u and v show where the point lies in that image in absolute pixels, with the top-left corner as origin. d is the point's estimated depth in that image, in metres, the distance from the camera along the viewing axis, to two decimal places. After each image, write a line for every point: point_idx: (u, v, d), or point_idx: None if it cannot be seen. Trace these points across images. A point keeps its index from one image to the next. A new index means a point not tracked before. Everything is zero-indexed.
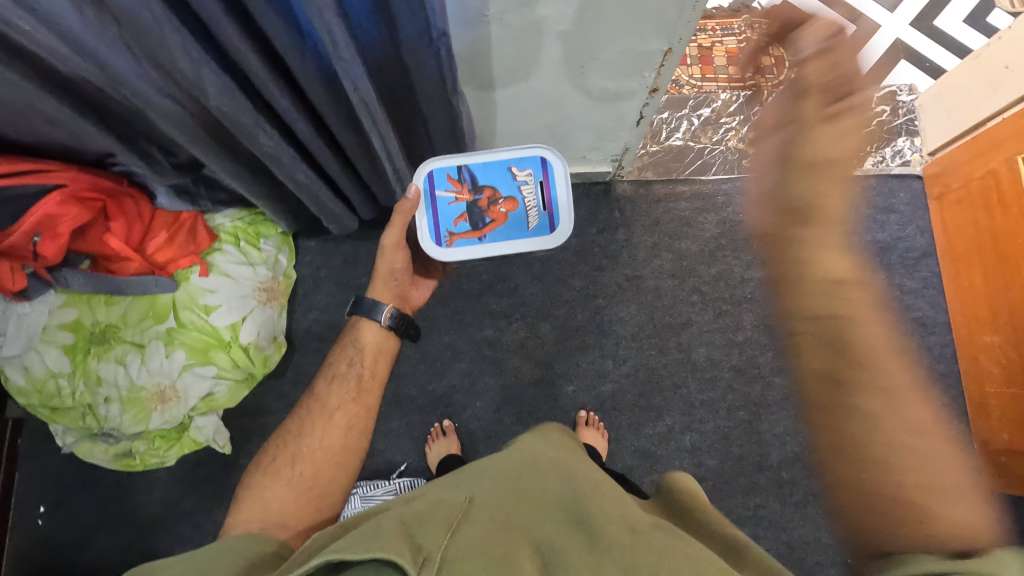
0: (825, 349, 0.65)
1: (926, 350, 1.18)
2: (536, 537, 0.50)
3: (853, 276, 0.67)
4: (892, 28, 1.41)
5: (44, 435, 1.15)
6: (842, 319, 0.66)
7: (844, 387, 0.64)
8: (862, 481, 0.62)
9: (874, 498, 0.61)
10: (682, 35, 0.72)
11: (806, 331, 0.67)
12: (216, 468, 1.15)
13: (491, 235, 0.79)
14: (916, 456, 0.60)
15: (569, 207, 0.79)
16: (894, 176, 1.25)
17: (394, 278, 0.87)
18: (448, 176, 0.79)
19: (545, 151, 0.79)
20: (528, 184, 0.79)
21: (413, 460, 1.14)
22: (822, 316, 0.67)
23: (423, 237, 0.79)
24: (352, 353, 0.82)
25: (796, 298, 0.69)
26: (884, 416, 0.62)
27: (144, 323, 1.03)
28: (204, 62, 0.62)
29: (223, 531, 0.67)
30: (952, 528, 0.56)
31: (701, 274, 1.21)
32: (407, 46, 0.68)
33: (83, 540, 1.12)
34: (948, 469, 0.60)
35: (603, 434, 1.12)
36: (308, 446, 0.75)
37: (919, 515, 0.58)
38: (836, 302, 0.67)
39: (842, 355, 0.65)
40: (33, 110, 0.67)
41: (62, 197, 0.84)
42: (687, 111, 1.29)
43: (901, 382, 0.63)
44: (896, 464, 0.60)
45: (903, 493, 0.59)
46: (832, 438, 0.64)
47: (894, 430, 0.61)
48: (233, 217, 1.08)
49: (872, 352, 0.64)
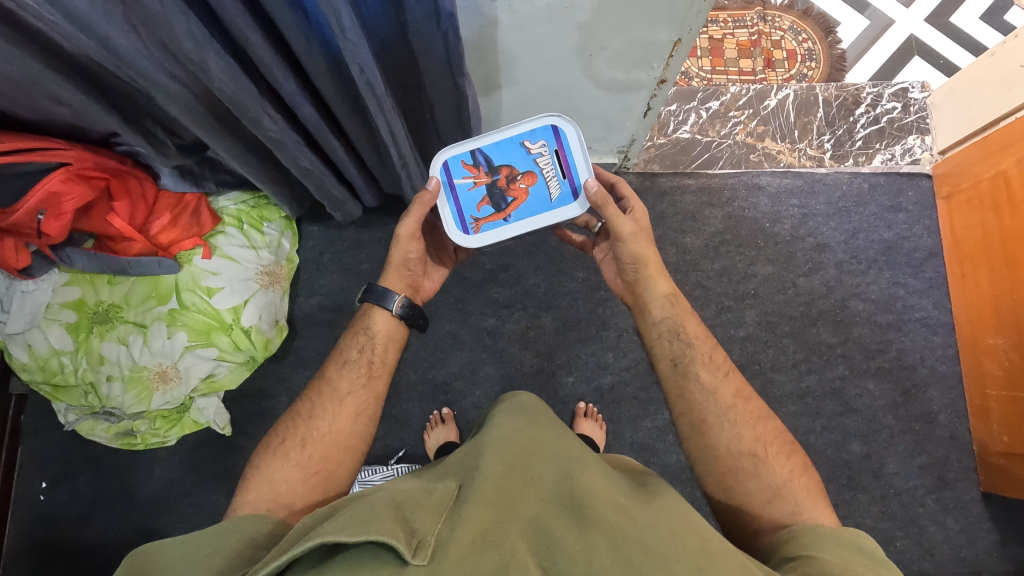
0: (673, 354, 0.77)
1: (928, 350, 1.17)
2: (525, 514, 0.50)
3: (674, 294, 0.80)
4: (907, 24, 1.39)
5: (47, 412, 1.16)
6: (676, 325, 0.78)
7: (689, 383, 0.74)
8: (721, 467, 0.70)
9: (734, 481, 0.69)
10: (692, 26, 0.71)
11: (660, 344, 0.78)
12: (215, 449, 1.16)
13: (516, 212, 0.78)
14: (758, 436, 0.71)
15: (588, 168, 0.78)
16: (904, 174, 1.24)
17: (408, 268, 0.83)
18: (463, 163, 0.79)
19: (555, 119, 0.77)
20: (543, 155, 0.78)
21: (412, 446, 1.15)
22: (664, 327, 0.78)
23: (449, 228, 0.79)
24: (363, 340, 0.80)
25: (647, 317, 0.80)
26: (742, 430, 0.71)
27: (147, 303, 1.04)
28: (209, 43, 0.61)
29: (231, 510, 0.68)
30: (796, 493, 0.67)
31: (705, 268, 1.20)
32: (414, 29, 0.67)
33: (83, 515, 1.13)
34: (782, 444, 0.71)
35: (601, 426, 1.13)
36: (318, 430, 0.73)
37: (769, 488, 0.68)
38: (674, 311, 0.79)
39: (680, 356, 0.76)
40: (37, 87, 0.67)
41: (67, 175, 0.84)
42: (695, 104, 1.28)
43: (732, 373, 0.76)
44: (745, 441, 0.70)
45: (757, 469, 0.69)
46: (697, 440, 0.72)
47: (736, 413, 0.72)
48: (237, 200, 1.08)
49: (702, 349, 0.76)
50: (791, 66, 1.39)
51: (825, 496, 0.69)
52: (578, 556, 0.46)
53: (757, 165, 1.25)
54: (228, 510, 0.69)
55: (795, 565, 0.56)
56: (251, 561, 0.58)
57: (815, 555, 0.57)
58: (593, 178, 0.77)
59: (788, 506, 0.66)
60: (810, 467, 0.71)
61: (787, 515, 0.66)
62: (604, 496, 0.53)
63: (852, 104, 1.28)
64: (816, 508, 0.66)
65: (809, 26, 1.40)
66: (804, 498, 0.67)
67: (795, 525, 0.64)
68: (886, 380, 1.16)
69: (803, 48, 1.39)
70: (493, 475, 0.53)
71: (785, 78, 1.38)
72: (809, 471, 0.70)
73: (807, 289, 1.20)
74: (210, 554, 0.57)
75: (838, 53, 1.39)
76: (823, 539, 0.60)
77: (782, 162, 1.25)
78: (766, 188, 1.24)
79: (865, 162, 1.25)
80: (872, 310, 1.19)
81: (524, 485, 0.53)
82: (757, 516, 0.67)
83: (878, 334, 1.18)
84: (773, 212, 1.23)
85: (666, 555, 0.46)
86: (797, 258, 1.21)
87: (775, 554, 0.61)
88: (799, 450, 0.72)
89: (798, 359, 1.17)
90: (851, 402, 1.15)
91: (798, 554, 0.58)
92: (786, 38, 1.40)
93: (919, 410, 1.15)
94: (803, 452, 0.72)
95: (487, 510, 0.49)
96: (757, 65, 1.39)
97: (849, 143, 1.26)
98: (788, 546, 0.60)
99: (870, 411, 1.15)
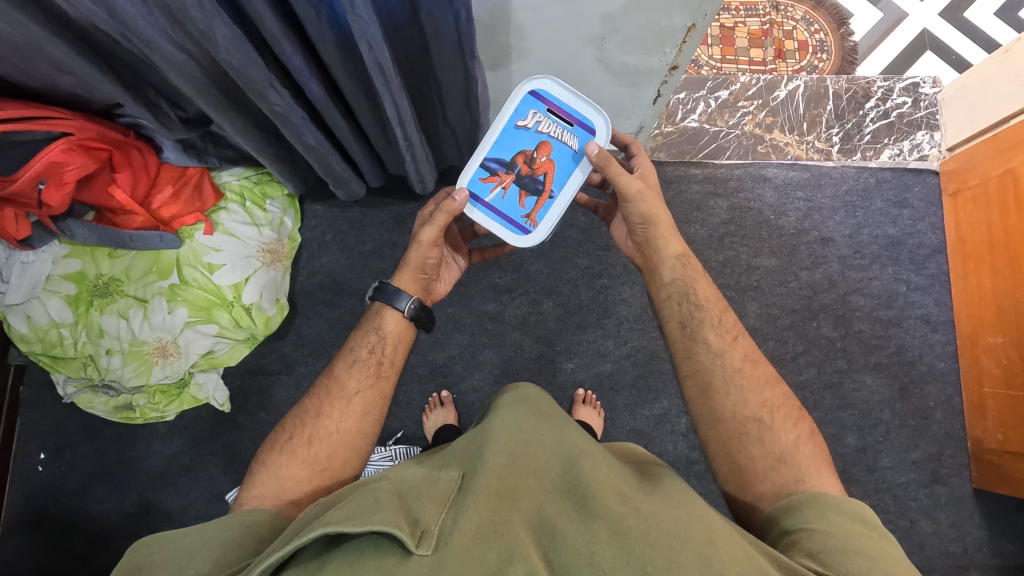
0: (682, 316, 0.77)
1: (927, 347, 1.18)
2: (529, 505, 0.50)
3: (685, 254, 0.80)
4: (921, 18, 1.37)
5: (46, 384, 1.16)
6: (686, 286, 0.78)
7: (697, 346, 0.75)
8: (726, 431, 0.70)
9: (738, 446, 0.69)
10: (707, 11, 0.70)
11: (669, 305, 0.79)
12: (213, 426, 1.16)
13: (555, 183, 0.81)
14: (765, 401, 0.71)
15: (586, 102, 0.79)
16: (911, 170, 1.24)
17: (424, 271, 0.83)
18: (482, 180, 0.80)
19: (531, 85, 0.78)
20: (541, 121, 0.79)
21: (410, 428, 1.15)
22: (674, 288, 0.79)
23: (512, 237, 0.81)
24: (373, 340, 0.79)
25: (657, 278, 0.81)
26: (749, 398, 0.71)
27: (147, 278, 1.03)
28: (216, 13, 0.60)
29: (237, 504, 0.68)
30: (801, 460, 0.67)
31: (709, 258, 1.20)
32: (426, 6, 0.66)
33: (82, 487, 1.14)
34: (789, 410, 0.71)
35: (599, 413, 1.13)
36: (325, 427, 0.73)
37: (773, 454, 0.67)
38: (684, 272, 0.79)
39: (689, 318, 0.76)
40: (39, 52, 0.65)
41: (68, 145, 0.83)
42: (705, 93, 1.27)
43: (742, 337, 0.76)
44: (750, 406, 0.70)
45: (762, 435, 0.68)
46: (703, 403, 0.72)
47: (743, 376, 0.72)
48: (239, 176, 1.07)
49: (711, 311, 0.77)
50: (802, 57, 1.37)
51: (831, 464, 0.68)
52: (580, 548, 0.46)
53: (764, 156, 1.24)
54: (234, 503, 0.69)
55: (795, 539, 0.57)
56: (256, 552, 0.58)
57: (813, 528, 0.57)
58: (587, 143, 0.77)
59: (792, 472, 0.66)
60: (816, 434, 0.71)
61: (791, 481, 0.65)
62: (608, 486, 0.53)
63: (862, 98, 1.27)
64: (821, 475, 0.65)
65: (821, 17, 1.39)
66: (808, 465, 0.66)
67: (799, 493, 0.63)
68: (885, 375, 1.17)
69: (815, 39, 1.38)
70: (495, 466, 0.53)
71: (795, 69, 1.37)
72: (815, 439, 0.70)
73: (809, 282, 1.19)
74: (214, 546, 0.58)
75: (850, 45, 1.38)
76: (823, 510, 0.60)
77: (789, 154, 1.24)
78: (772, 179, 1.23)
79: (873, 157, 1.24)
80: (873, 306, 1.19)
81: (527, 476, 0.53)
82: (758, 483, 0.66)
83: (878, 329, 1.18)
84: (778, 204, 1.22)
85: (669, 545, 0.46)
86: (800, 251, 1.21)
87: (774, 527, 0.62)
88: (807, 416, 0.71)
89: (797, 352, 1.17)
90: (848, 395, 1.16)
91: (798, 528, 0.59)
92: (797, 28, 1.39)
93: (916, 406, 1.16)
94: (810, 418, 0.72)
95: (489, 501, 0.49)
96: (768, 55, 1.38)
97: (858, 137, 1.25)
98: (788, 518, 0.61)
99: (867, 406, 1.16)
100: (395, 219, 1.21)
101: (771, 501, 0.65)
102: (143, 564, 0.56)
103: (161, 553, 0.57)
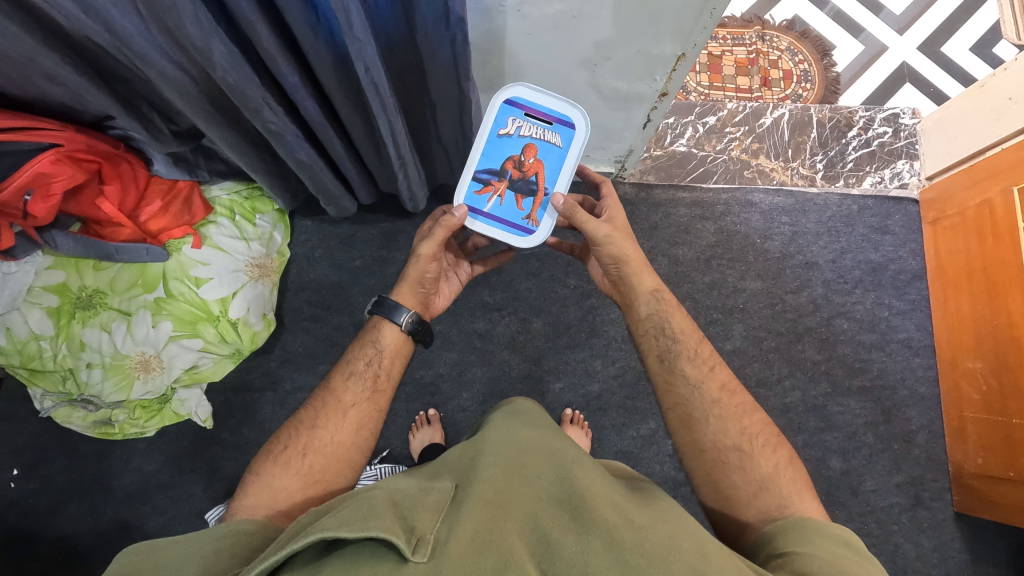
0: (660, 350, 0.78)
1: (909, 371, 1.20)
2: (523, 514, 0.50)
3: (658, 289, 0.81)
4: (900, 51, 1.42)
5: (23, 397, 1.14)
6: (661, 321, 0.79)
7: (676, 378, 0.75)
8: (708, 462, 0.70)
9: (722, 474, 0.69)
10: (697, 41, 0.71)
11: (646, 340, 0.79)
12: (194, 442, 1.14)
13: (547, 180, 0.81)
14: (744, 429, 0.71)
15: (560, 99, 0.80)
16: (892, 198, 1.27)
17: (422, 286, 0.83)
18: (476, 193, 0.81)
19: (506, 94, 0.79)
20: (522, 126, 0.80)
21: (396, 446, 1.15)
22: (650, 323, 0.79)
23: (517, 240, 0.82)
24: (370, 353, 0.79)
25: (633, 314, 0.82)
26: (730, 426, 0.71)
27: (132, 291, 1.02)
28: (214, 31, 0.60)
29: (228, 513, 0.67)
30: (782, 486, 0.67)
31: (696, 281, 1.22)
32: (424, 30, 0.67)
33: (56, 504, 1.11)
34: (768, 437, 0.72)
35: (586, 433, 1.13)
36: (320, 439, 0.72)
37: (755, 481, 0.68)
38: (659, 308, 0.80)
39: (667, 351, 0.77)
40: (33, 64, 0.65)
41: (57, 156, 0.82)
42: (693, 118, 1.29)
43: (719, 367, 0.77)
44: (731, 435, 0.71)
45: (743, 463, 0.69)
46: (684, 434, 0.72)
47: (721, 407, 0.73)
48: (229, 190, 1.07)
49: (688, 343, 0.77)
50: (786, 85, 1.41)
51: (812, 488, 0.68)
52: (575, 558, 0.45)
53: (750, 181, 1.26)
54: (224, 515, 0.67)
55: (782, 562, 0.57)
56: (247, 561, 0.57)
57: (801, 551, 0.57)
58: (554, 195, 0.79)
59: (774, 499, 0.66)
60: (796, 460, 0.71)
61: (774, 507, 0.65)
62: (602, 497, 0.53)
63: (845, 126, 1.31)
64: (802, 501, 0.66)
65: (805, 48, 1.43)
66: (790, 491, 0.67)
67: (782, 519, 0.64)
68: (868, 398, 1.18)
69: (799, 69, 1.42)
70: (489, 477, 0.53)
71: (780, 97, 1.40)
72: (795, 465, 0.70)
73: (794, 306, 1.21)
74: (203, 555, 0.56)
75: (833, 75, 1.42)
76: (810, 535, 0.60)
77: (775, 180, 1.27)
78: (759, 204, 1.25)
79: (855, 184, 1.27)
80: (856, 329, 1.21)
81: (522, 485, 0.53)
82: (743, 509, 0.67)
83: (862, 352, 1.20)
84: (764, 228, 1.24)
85: (662, 556, 0.46)
86: (785, 275, 1.23)
87: (763, 550, 0.61)
88: (785, 443, 0.72)
89: (783, 375, 1.19)
90: (832, 419, 1.17)
91: (785, 551, 0.58)
92: (783, 58, 1.43)
93: (898, 430, 1.17)
94: (790, 445, 0.72)
95: (485, 510, 0.49)
96: (754, 83, 1.42)
97: (841, 164, 1.28)
98: (776, 541, 0.61)
99: (851, 429, 1.17)
100: (386, 237, 1.21)
101: (756, 526, 0.65)
102: (127, 569, 0.54)
103: (151, 560, 0.55)
